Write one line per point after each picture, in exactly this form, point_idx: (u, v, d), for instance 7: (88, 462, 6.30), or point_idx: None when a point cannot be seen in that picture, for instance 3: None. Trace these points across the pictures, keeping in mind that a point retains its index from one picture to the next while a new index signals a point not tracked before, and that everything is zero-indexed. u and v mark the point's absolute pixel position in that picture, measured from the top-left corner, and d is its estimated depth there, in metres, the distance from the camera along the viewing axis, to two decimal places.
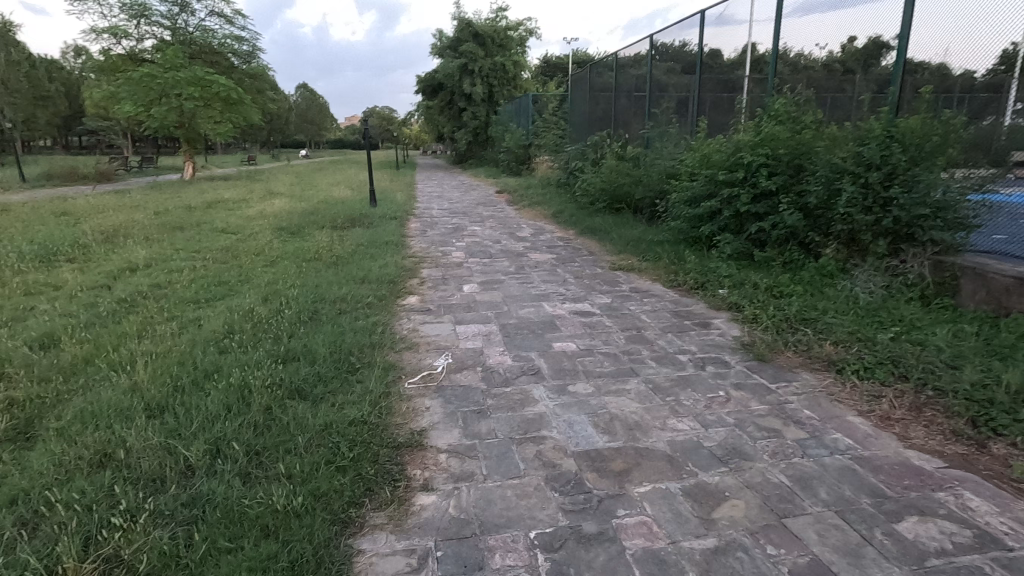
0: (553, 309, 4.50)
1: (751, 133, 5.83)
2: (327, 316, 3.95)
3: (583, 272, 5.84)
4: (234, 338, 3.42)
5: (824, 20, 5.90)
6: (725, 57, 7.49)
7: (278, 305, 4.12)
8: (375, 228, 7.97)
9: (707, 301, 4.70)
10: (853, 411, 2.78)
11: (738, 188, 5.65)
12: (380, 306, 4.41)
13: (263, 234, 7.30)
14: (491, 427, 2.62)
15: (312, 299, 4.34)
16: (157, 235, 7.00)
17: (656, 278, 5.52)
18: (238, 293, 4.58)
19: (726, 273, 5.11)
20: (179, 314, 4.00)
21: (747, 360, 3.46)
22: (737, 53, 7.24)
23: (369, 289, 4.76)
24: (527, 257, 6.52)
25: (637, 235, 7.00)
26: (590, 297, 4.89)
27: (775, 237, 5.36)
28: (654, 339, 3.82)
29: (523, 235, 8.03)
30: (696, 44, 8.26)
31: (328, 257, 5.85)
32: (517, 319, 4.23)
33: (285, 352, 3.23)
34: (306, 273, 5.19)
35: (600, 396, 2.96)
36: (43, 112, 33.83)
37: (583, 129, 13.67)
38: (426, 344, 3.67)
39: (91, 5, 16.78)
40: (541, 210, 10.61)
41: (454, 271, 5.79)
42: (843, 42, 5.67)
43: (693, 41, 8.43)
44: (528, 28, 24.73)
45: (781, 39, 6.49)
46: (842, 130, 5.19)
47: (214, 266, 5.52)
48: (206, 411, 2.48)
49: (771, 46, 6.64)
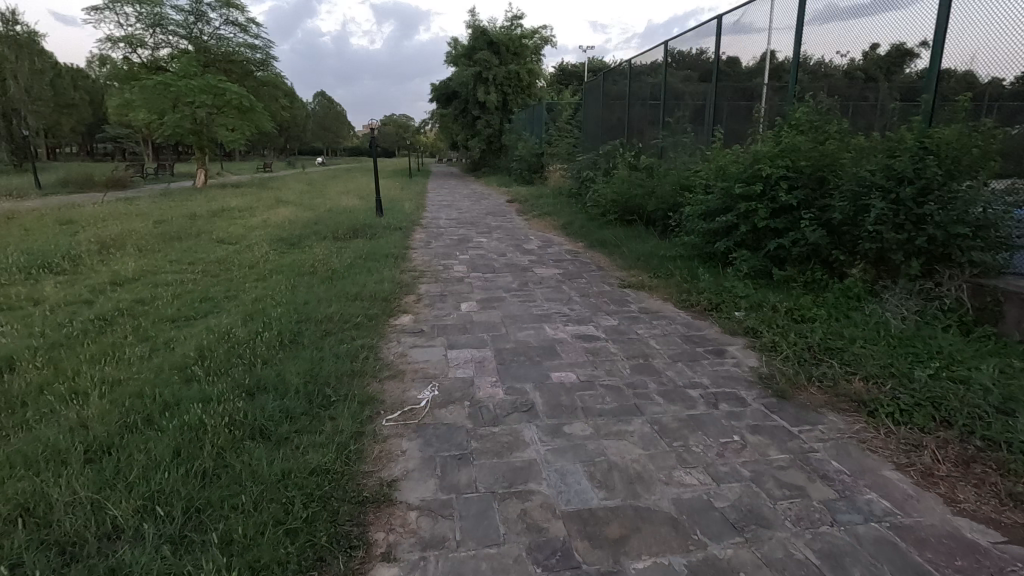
0: (555, 332, 4.18)
1: (771, 143, 5.48)
2: (309, 339, 3.68)
3: (590, 289, 5.52)
4: (203, 364, 3.16)
5: (846, 27, 5.59)
6: (744, 65, 7.18)
7: (260, 326, 3.86)
8: (378, 239, 7.74)
9: (721, 324, 4.35)
10: (889, 464, 2.42)
11: (756, 202, 5.29)
12: (369, 326, 4.13)
13: (261, 245, 7.10)
14: (472, 478, 2.31)
15: (297, 319, 4.07)
16: (153, 246, 6.84)
17: (667, 297, 5.17)
18: (221, 310, 4.34)
19: (742, 294, 4.75)
20: (154, 334, 3.76)
21: (766, 396, 3.10)
22: (756, 61, 6.93)
23: (359, 307, 4.49)
24: (531, 272, 6.22)
25: (648, 250, 6.65)
26: (596, 318, 4.56)
27: (796, 255, 4.99)
28: (662, 370, 3.48)
29: (530, 248, 7.73)
30: (713, 52, 7.95)
31: (323, 271, 5.60)
32: (514, 343, 3.92)
33: (255, 383, 2.95)
34: (297, 288, 4.94)
35: (598, 440, 2.63)
36: (66, 120, 34.45)
37: (596, 138, 13.36)
38: (412, 373, 3.37)
39: (108, 15, 16.96)
40: (551, 221, 10.31)
41: (454, 287, 5.50)
42: (865, 49, 5.35)
43: (710, 49, 8.09)
44: (543, 36, 24.50)
45: (804, 45, 6.12)
46: (870, 141, 4.82)
47: (203, 279, 5.30)
48: (150, 456, 2.20)
49: (791, 54, 6.31)
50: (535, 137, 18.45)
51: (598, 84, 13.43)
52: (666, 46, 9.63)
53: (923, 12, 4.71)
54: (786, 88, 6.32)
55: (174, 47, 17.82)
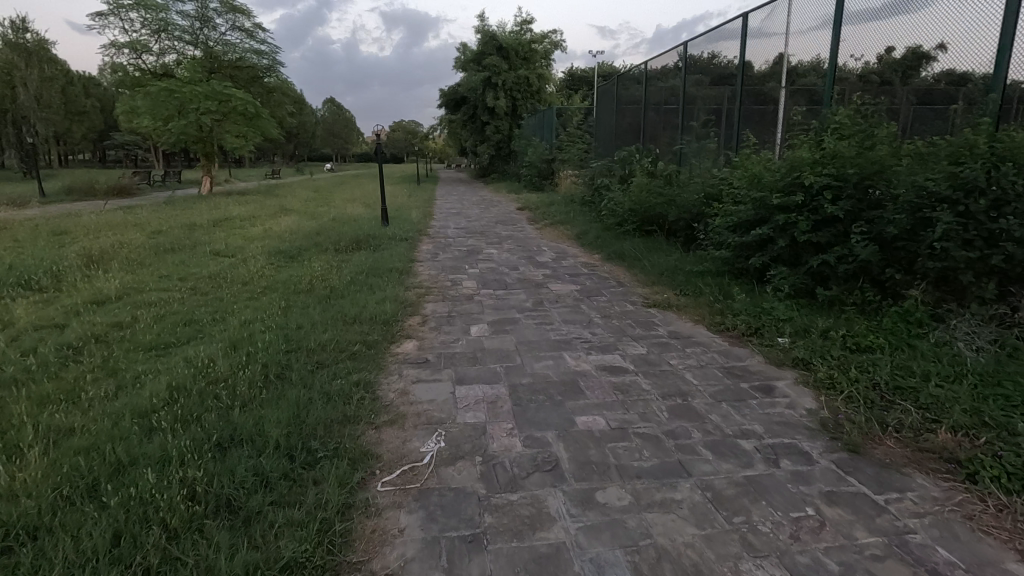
0: (576, 363, 3.69)
1: (810, 148, 4.99)
2: (297, 374, 3.22)
3: (611, 309, 5.05)
4: (172, 408, 2.71)
5: (858, 31, 5.34)
6: (755, 70, 6.94)
7: (243, 356, 3.41)
8: (382, 251, 7.30)
9: (763, 354, 3.85)
10: (1013, 555, 1.92)
11: (795, 213, 4.80)
12: (367, 355, 3.68)
13: (258, 258, 6.68)
14: (487, 572, 1.83)
15: (286, 348, 3.62)
16: (144, 260, 6.44)
17: (698, 319, 4.67)
18: (206, 337, 3.90)
19: (784, 317, 4.26)
20: (125, 367, 3.32)
21: (834, 451, 2.60)
22: (768, 65, 6.67)
23: (357, 332, 4.03)
24: (546, 288, 5.74)
25: (672, 264, 6.17)
26: (621, 345, 4.07)
27: (842, 273, 4.49)
28: (705, 413, 2.98)
29: (543, 261, 7.26)
30: (725, 56, 7.67)
31: (320, 289, 5.15)
32: (531, 378, 3.43)
33: (229, 434, 2.50)
34: (291, 310, 4.50)
35: (639, 514, 2.14)
36: (77, 128, 34.47)
37: (609, 143, 12.92)
38: (414, 417, 2.90)
39: (113, 20, 16.73)
40: (564, 231, 9.83)
41: (462, 307, 5.03)
42: (880, 52, 5.11)
43: (722, 52, 7.80)
44: (553, 40, 24.00)
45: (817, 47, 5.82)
46: (926, 146, 4.32)
47: (191, 299, 4.87)
48: (81, 545, 1.74)
49: (803, 59, 6.06)
50: (545, 143, 18.01)
51: (611, 87, 12.92)
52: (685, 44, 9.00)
53: (969, 12, 4.41)
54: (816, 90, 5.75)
55: (179, 53, 17.54)
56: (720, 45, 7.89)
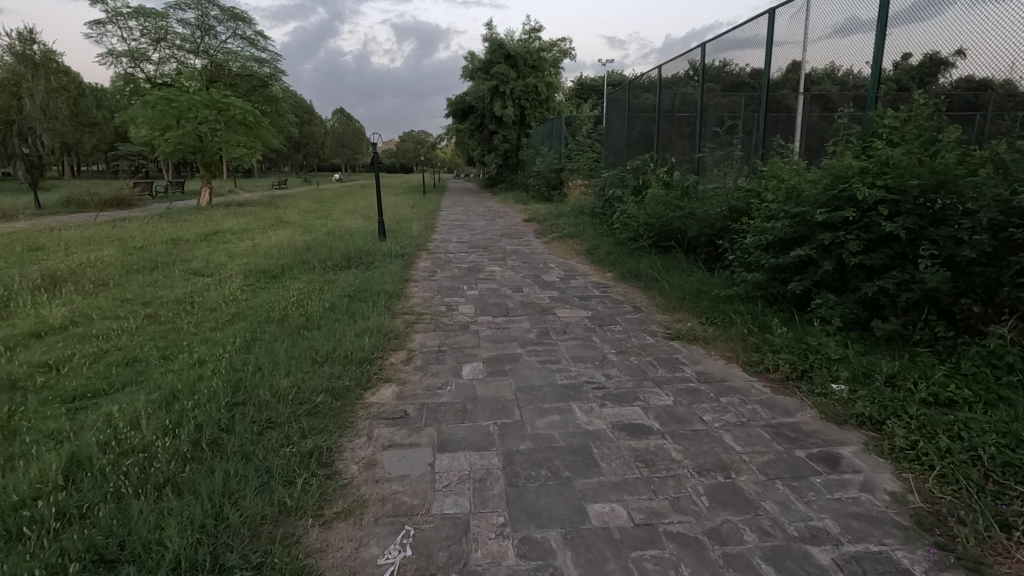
0: (587, 420, 2.99)
1: (857, 157, 4.30)
2: (236, 441, 2.56)
3: (628, 341, 4.37)
4: (54, 498, 2.06)
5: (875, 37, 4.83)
6: (767, 77, 6.44)
7: (175, 413, 2.76)
8: (374, 270, 6.67)
9: (816, 406, 3.15)
10: None
11: (843, 232, 4.12)
12: (333, 407, 3.03)
13: (236, 278, 6.09)
14: None
15: (232, 400, 2.97)
16: (110, 281, 5.86)
17: (731, 356, 3.98)
18: (144, 382, 3.26)
19: (837, 356, 3.56)
20: (29, 426, 2.69)
21: (944, 568, 1.90)
22: (782, 73, 6.19)
23: (325, 376, 3.37)
24: (552, 315, 5.07)
25: (695, 287, 5.48)
26: (641, 393, 3.37)
27: (902, 303, 3.79)
28: (758, 501, 2.28)
29: (551, 280, 6.58)
30: (738, 63, 7.15)
31: (294, 318, 4.52)
32: (531, 443, 2.75)
33: (116, 543, 1.85)
34: (253, 347, 3.85)
35: None
36: (88, 138, 34.40)
37: (620, 152, 12.30)
38: (378, 505, 2.24)
39: (112, 29, 16.43)
40: (574, 245, 9.13)
41: (456, 339, 4.35)
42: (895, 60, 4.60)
43: (734, 59, 7.29)
44: (562, 48, 23.54)
45: (834, 53, 5.33)
46: (1002, 153, 3.63)
47: (145, 330, 4.26)
48: None
49: (818, 66, 5.57)
50: (554, 151, 17.41)
51: (622, 94, 12.26)
52: (699, 49, 8.40)
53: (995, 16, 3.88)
54: (853, 91, 5.06)
55: (180, 62, 17.27)
56: (733, 50, 7.33)
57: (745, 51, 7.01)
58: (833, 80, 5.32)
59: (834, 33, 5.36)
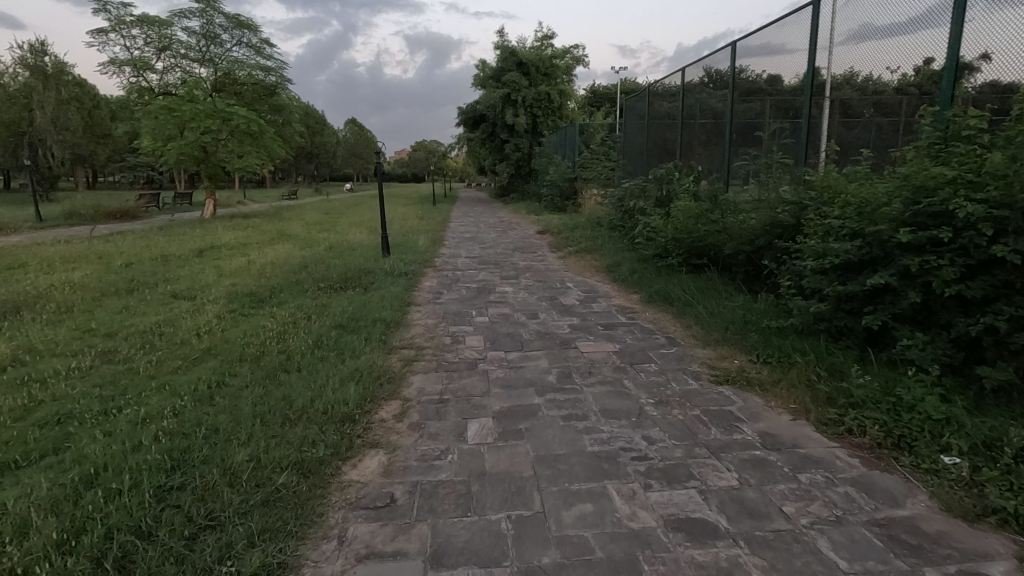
0: (630, 513, 2.26)
1: (939, 165, 3.56)
2: (153, 558, 1.87)
3: (666, 387, 3.62)
4: None
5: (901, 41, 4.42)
6: (785, 83, 5.95)
7: (81, 510, 2.07)
8: (372, 292, 6.01)
9: (933, 491, 2.38)
10: None
11: (932, 255, 3.36)
12: (298, 492, 2.33)
13: (217, 303, 5.45)
14: None
15: (167, 485, 2.28)
16: (79, 307, 5.25)
17: (800, 411, 3.22)
18: (65, 452, 2.58)
19: (943, 416, 2.79)
20: None
21: None
22: (798, 79, 5.72)
23: (294, 442, 2.68)
24: (573, 350, 4.35)
25: (741, 315, 4.71)
26: (694, 467, 2.63)
27: (1016, 346, 3.02)
28: None
29: (569, 304, 5.87)
30: (756, 69, 6.63)
31: (273, 358, 3.84)
32: (559, 554, 2.02)
33: None
34: (215, 398, 3.17)
35: None
36: (100, 150, 34.48)
37: (637, 161, 11.60)
38: None
39: (116, 37, 16.13)
40: (593, 261, 8.42)
41: (460, 383, 3.64)
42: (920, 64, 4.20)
43: (751, 66, 6.81)
44: (575, 55, 22.94)
45: (859, 56, 4.89)
46: None
47: (92, 372, 3.60)
48: None
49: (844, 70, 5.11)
50: (568, 160, 16.75)
51: (639, 100, 11.54)
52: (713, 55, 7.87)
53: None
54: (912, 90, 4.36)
55: (184, 71, 16.95)
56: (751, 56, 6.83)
57: (763, 57, 6.50)
58: (880, 81, 4.70)
59: (889, 23, 4.58)
